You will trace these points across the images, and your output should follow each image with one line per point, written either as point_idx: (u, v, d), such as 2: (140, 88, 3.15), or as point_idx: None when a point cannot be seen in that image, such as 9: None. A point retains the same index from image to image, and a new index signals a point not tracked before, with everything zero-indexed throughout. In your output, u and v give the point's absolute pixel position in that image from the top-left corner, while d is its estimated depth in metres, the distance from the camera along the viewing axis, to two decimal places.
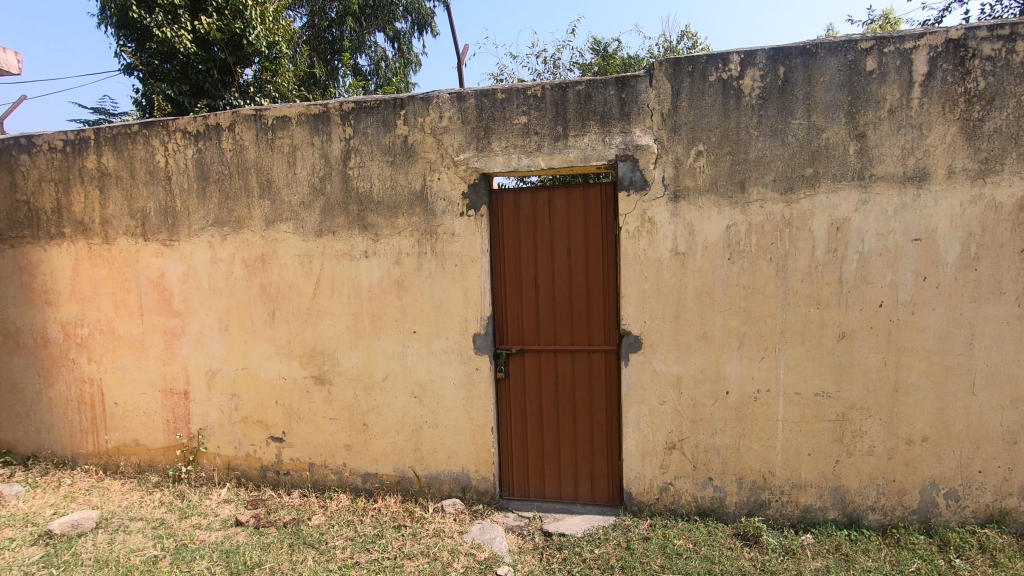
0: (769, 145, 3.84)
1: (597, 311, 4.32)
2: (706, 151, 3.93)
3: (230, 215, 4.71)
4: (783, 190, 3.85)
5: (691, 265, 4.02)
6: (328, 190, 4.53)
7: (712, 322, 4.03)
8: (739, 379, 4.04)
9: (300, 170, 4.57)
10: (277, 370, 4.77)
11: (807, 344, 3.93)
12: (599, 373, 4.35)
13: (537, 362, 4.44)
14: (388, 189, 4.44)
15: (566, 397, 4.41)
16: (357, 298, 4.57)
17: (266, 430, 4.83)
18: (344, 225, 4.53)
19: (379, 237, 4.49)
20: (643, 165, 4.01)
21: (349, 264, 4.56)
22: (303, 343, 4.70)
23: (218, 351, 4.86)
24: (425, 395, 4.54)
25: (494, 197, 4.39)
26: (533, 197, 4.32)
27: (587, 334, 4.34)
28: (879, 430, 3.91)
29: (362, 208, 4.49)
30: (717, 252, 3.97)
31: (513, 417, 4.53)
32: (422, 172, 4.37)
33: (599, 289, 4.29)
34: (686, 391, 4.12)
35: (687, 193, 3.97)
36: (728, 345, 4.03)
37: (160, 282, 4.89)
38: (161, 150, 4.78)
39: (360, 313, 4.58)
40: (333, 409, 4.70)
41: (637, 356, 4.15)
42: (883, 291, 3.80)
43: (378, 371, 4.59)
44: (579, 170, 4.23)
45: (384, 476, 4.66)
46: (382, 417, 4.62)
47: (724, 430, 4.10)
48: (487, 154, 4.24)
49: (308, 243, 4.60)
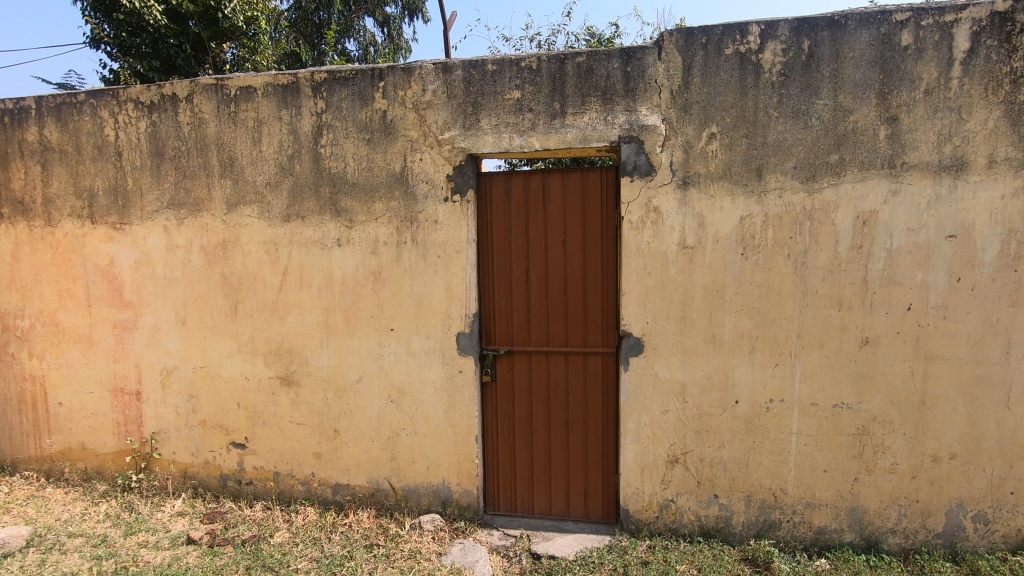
0: (791, 128, 3.44)
1: (594, 309, 3.90)
2: (719, 133, 3.52)
3: (188, 196, 4.23)
4: (804, 178, 3.45)
5: (700, 260, 3.61)
6: (297, 170, 4.06)
7: (722, 324, 3.64)
8: (750, 387, 3.66)
9: (266, 147, 4.09)
10: (239, 369, 4.31)
11: (826, 349, 3.55)
12: (595, 377, 3.95)
13: (528, 364, 4.02)
14: (364, 170, 3.98)
15: (559, 403, 4.01)
16: (329, 291, 4.12)
17: (226, 435, 4.38)
18: (314, 209, 4.07)
19: (353, 223, 4.04)
20: (648, 148, 3.59)
21: (320, 254, 4.10)
22: (268, 340, 4.24)
23: (174, 347, 4.38)
24: (402, 399, 4.11)
25: (482, 181, 3.95)
26: (525, 182, 3.89)
27: (583, 334, 3.93)
28: (903, 446, 3.54)
29: (335, 191, 4.03)
30: (729, 246, 3.58)
31: (499, 424, 4.11)
32: (402, 152, 3.92)
33: (597, 285, 3.88)
34: (691, 400, 3.73)
35: (698, 179, 3.56)
36: (739, 350, 3.64)
37: (109, 270, 4.40)
38: (110, 122, 4.27)
39: (332, 307, 4.13)
40: (301, 413, 4.26)
41: (638, 360, 3.75)
42: (912, 293, 3.43)
43: (351, 372, 4.15)
44: (577, 153, 3.80)
45: (357, 488, 4.23)
46: (354, 423, 4.18)
47: (732, 443, 3.72)
48: (475, 133, 3.79)
49: (274, 230, 4.13)
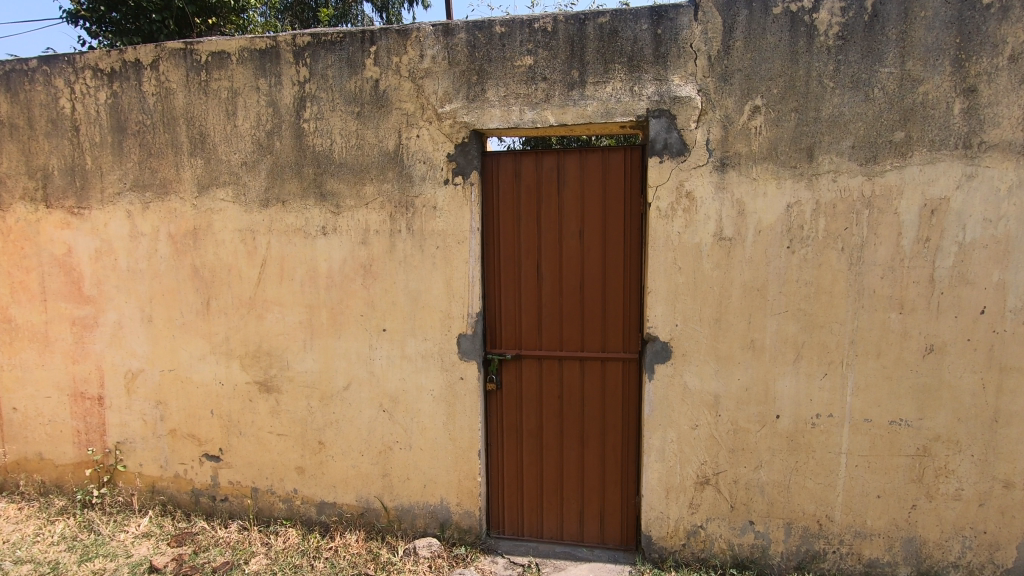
0: (849, 101, 2.96)
1: (615, 310, 3.43)
2: (764, 106, 3.03)
3: (153, 177, 3.73)
4: (863, 159, 2.97)
5: (739, 254, 3.14)
6: (277, 148, 3.57)
7: (763, 328, 3.17)
8: (794, 400, 3.20)
9: (242, 121, 3.59)
10: (213, 373, 3.83)
11: (883, 358, 3.08)
12: (614, 386, 3.48)
13: (538, 370, 3.55)
14: (354, 149, 3.49)
15: (573, 415, 3.54)
16: (313, 286, 3.64)
17: (199, 446, 3.91)
18: (296, 193, 3.58)
19: (341, 208, 3.55)
20: (680, 124, 3.10)
21: (303, 244, 3.61)
22: (245, 341, 3.76)
23: (139, 347, 3.90)
24: (395, 408, 3.63)
25: (487, 162, 3.46)
26: (537, 163, 3.40)
27: (602, 337, 3.46)
28: (969, 469, 3.08)
29: (320, 171, 3.54)
30: (773, 238, 3.10)
31: (505, 438, 3.64)
32: (396, 127, 3.42)
33: (618, 282, 3.40)
34: (726, 413, 3.27)
35: (738, 160, 3.08)
36: (782, 358, 3.17)
37: (67, 260, 3.91)
38: (66, 92, 3.77)
39: (316, 305, 3.65)
40: (282, 423, 3.78)
41: (665, 368, 3.29)
42: (987, 294, 2.95)
43: (338, 377, 3.68)
44: (597, 130, 3.32)
45: (344, 507, 3.77)
46: (342, 434, 3.72)
47: (772, 463, 3.26)
48: (480, 105, 3.30)
49: (251, 216, 3.64)
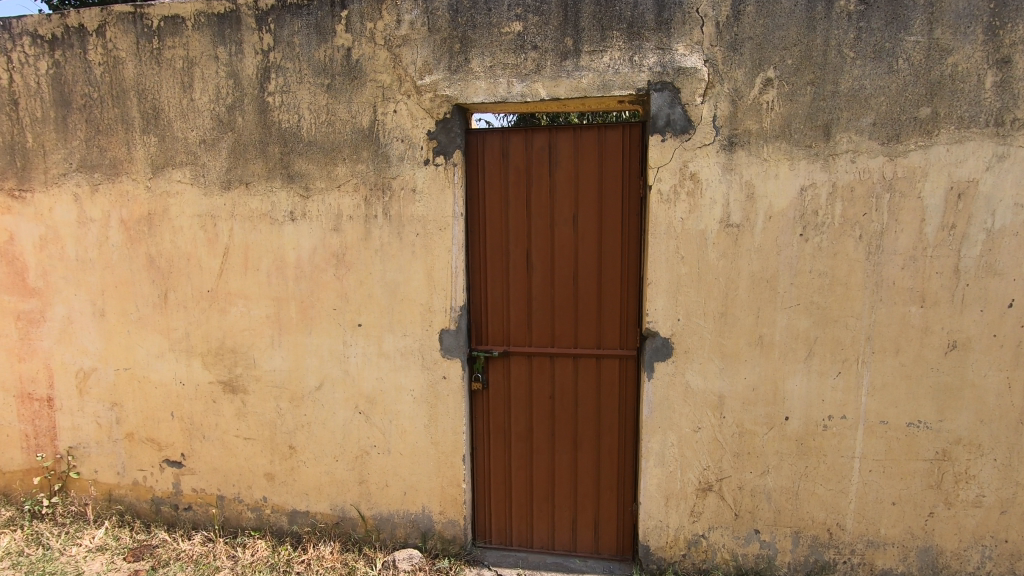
0: (870, 73, 2.68)
1: (611, 303, 3.15)
2: (777, 79, 2.74)
3: (102, 156, 3.37)
4: (885, 137, 2.71)
5: (747, 242, 2.87)
6: (239, 124, 3.22)
7: (772, 322, 2.92)
8: (805, 401, 2.95)
9: (199, 94, 3.24)
10: (173, 372, 3.51)
11: (901, 355, 2.84)
12: (611, 385, 3.21)
13: (527, 368, 3.27)
14: (324, 125, 3.16)
15: (565, 416, 3.27)
16: (281, 277, 3.31)
17: (159, 451, 3.60)
18: (261, 174, 3.24)
19: (310, 191, 3.22)
20: (685, 98, 2.81)
21: (269, 231, 3.28)
22: (207, 337, 3.44)
23: (91, 344, 3.56)
24: (372, 410, 3.34)
25: (472, 140, 3.15)
26: (527, 142, 3.10)
27: (597, 332, 3.18)
28: (992, 475, 2.86)
29: (286, 150, 3.20)
30: (784, 225, 2.83)
31: (492, 441, 3.37)
32: (371, 101, 3.10)
33: (614, 272, 3.12)
34: (731, 415, 3.02)
35: (748, 139, 2.80)
36: (792, 355, 2.92)
37: (9, 249, 3.55)
38: (3, 61, 3.39)
39: (285, 297, 3.33)
40: (249, 426, 3.47)
41: (665, 366, 3.03)
42: (1016, 286, 2.71)
43: (309, 376, 3.37)
44: (593, 105, 3.02)
45: (318, 516, 3.49)
46: (314, 438, 3.42)
47: (780, 468, 3.02)
48: (464, 77, 2.98)
49: (211, 200, 3.30)
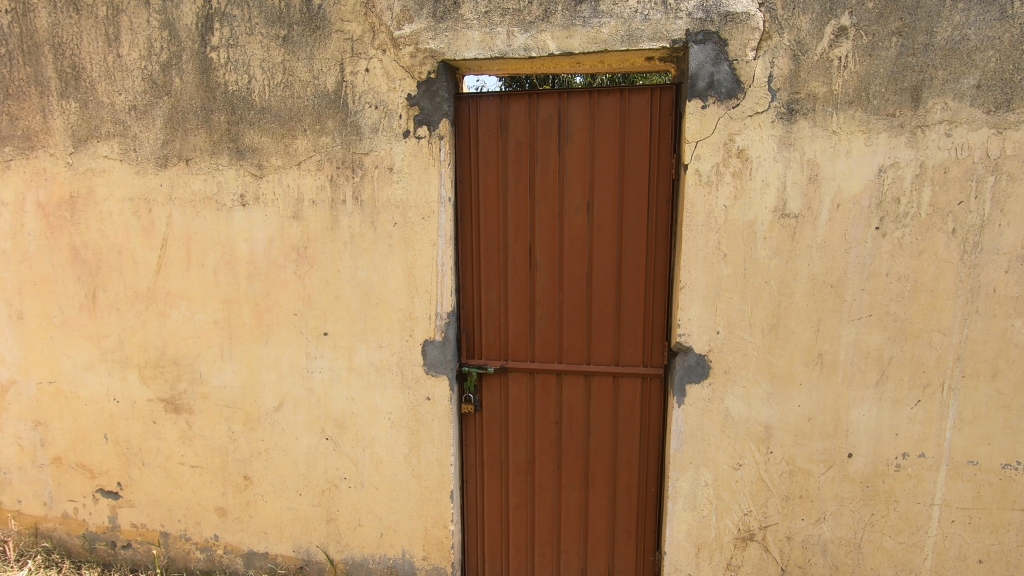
0: (976, 20, 2.07)
1: (632, 310, 2.56)
2: (853, 27, 2.14)
3: (14, 126, 2.78)
4: (992, 104, 2.11)
5: (807, 237, 2.28)
6: (177, 86, 2.62)
7: (835, 338, 2.34)
8: (873, 434, 2.38)
9: (127, 50, 2.63)
10: (105, 387, 2.93)
11: (999, 381, 2.26)
12: (630, 409, 2.64)
13: (529, 387, 2.70)
14: (280, 88, 2.55)
15: (574, 446, 2.70)
16: (229, 275, 2.72)
17: (91, 479, 3.03)
18: (204, 148, 2.64)
19: (264, 170, 2.62)
20: (733, 53, 2.21)
21: (215, 218, 2.69)
22: (144, 345, 2.86)
23: (9, 352, 2.99)
24: (341, 436, 2.77)
25: (463, 107, 2.55)
26: (530, 110, 2.50)
27: (615, 346, 2.60)
28: None
29: (234, 118, 2.60)
30: (855, 216, 2.24)
31: (486, 473, 2.80)
32: (337, 57, 2.49)
33: (637, 273, 2.53)
34: (780, 450, 2.45)
35: (812, 106, 2.20)
36: (859, 378, 2.35)
37: None
38: None
39: (235, 299, 2.74)
40: (196, 452, 2.91)
41: (699, 390, 2.46)
42: None
43: (266, 395, 2.80)
44: (614, 63, 2.41)
45: (278, 558, 2.93)
46: (273, 467, 2.85)
47: (839, 516, 2.46)
48: (452, 26, 2.37)
49: (144, 180, 2.70)
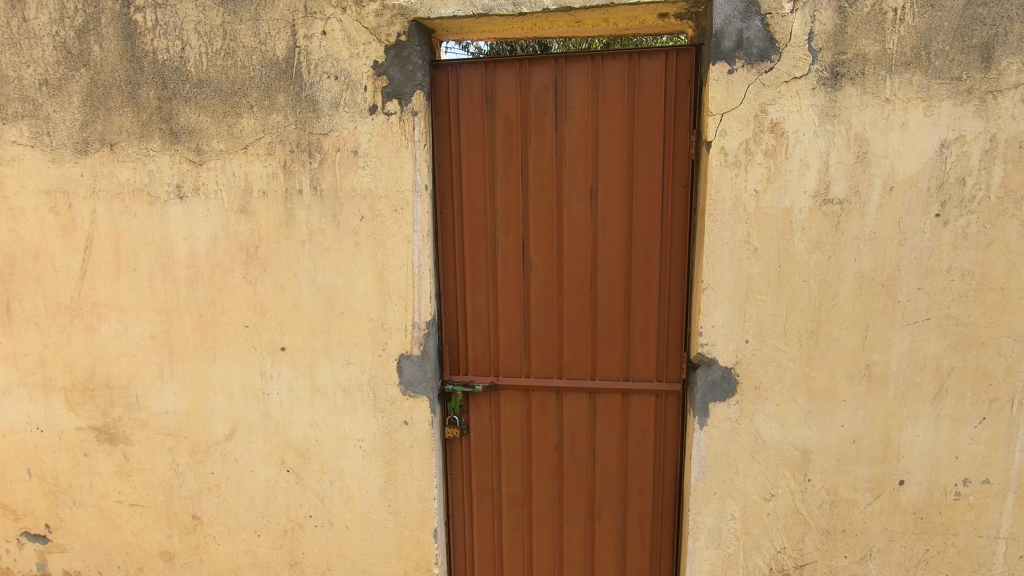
0: None
1: (644, 316, 2.18)
2: None
3: None
4: None
5: (853, 227, 1.92)
6: (95, 55, 2.18)
7: (886, 346, 1.98)
8: (929, 457, 2.03)
9: (34, 12, 2.19)
10: (25, 414, 2.49)
11: None
12: (643, 430, 2.26)
13: (524, 406, 2.31)
14: (220, 56, 2.12)
15: (577, 473, 2.32)
16: (167, 281, 2.30)
17: (14, 522, 2.59)
18: (131, 130, 2.20)
19: (203, 155, 2.19)
20: (766, 6, 1.83)
21: (147, 213, 2.25)
22: (69, 365, 2.42)
23: None
24: (305, 468, 2.36)
25: (441, 78, 2.14)
26: (522, 79, 2.10)
27: (624, 357, 2.22)
28: None
29: (166, 94, 2.16)
30: (911, 201, 1.88)
31: (476, 506, 2.42)
32: (289, 19, 2.07)
33: (650, 272, 2.15)
34: (819, 478, 2.09)
35: (861, 70, 1.83)
36: (913, 393, 1.99)
37: None
38: None
39: (175, 309, 2.32)
40: (135, 488, 2.48)
41: (724, 408, 2.09)
42: None
43: (215, 421, 2.38)
44: (622, 22, 2.02)
45: None
46: (227, 504, 2.44)
47: (888, 552, 2.10)
48: None
49: (61, 169, 2.26)
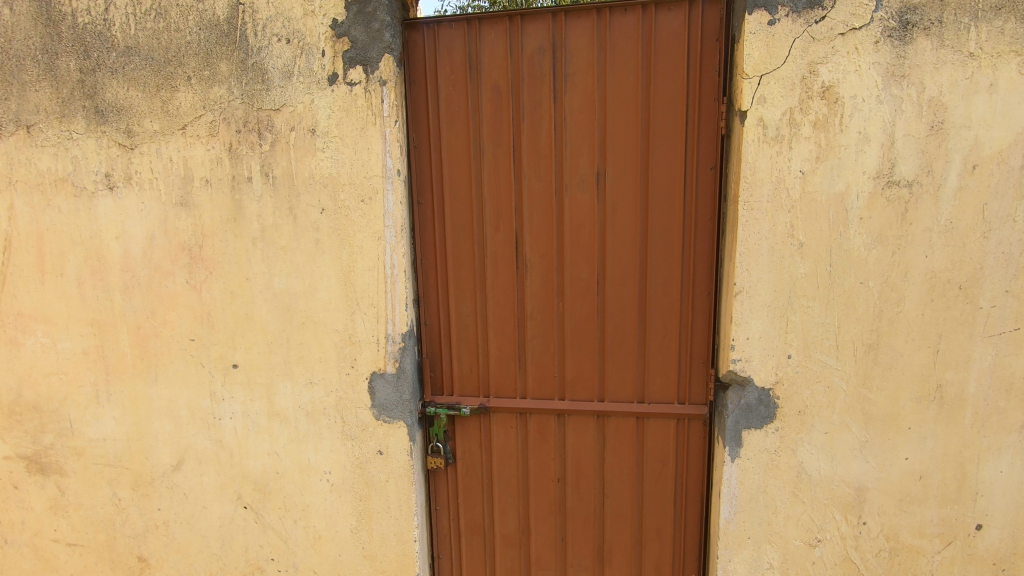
0: None
1: (662, 327, 1.81)
2: None
3: None
4: None
5: (925, 216, 1.54)
6: (5, 20, 1.83)
7: (963, 361, 1.60)
8: (1014, 497, 1.66)
9: None
10: None
11: None
12: (661, 461, 1.90)
13: (520, 432, 1.96)
14: (151, 18, 1.77)
15: (583, 510, 1.97)
16: (99, 287, 1.95)
17: None
18: (50, 109, 1.86)
19: (135, 138, 1.84)
20: None
21: (73, 208, 1.91)
22: None
23: None
24: (264, 504, 2.02)
25: (416, 41, 1.78)
26: (512, 40, 1.73)
27: (638, 375, 1.86)
28: None
29: (88, 64, 1.81)
30: (999, 182, 1.50)
31: (465, 547, 2.06)
32: None
33: (669, 274, 1.78)
34: (877, 521, 1.72)
35: (937, 17, 1.46)
36: (996, 419, 1.62)
37: None
38: None
39: (110, 320, 1.97)
40: (72, 526, 2.15)
41: (760, 437, 1.73)
42: None
43: (160, 450, 2.04)
44: None
45: None
46: (177, 544, 2.10)
47: None
48: None
49: None
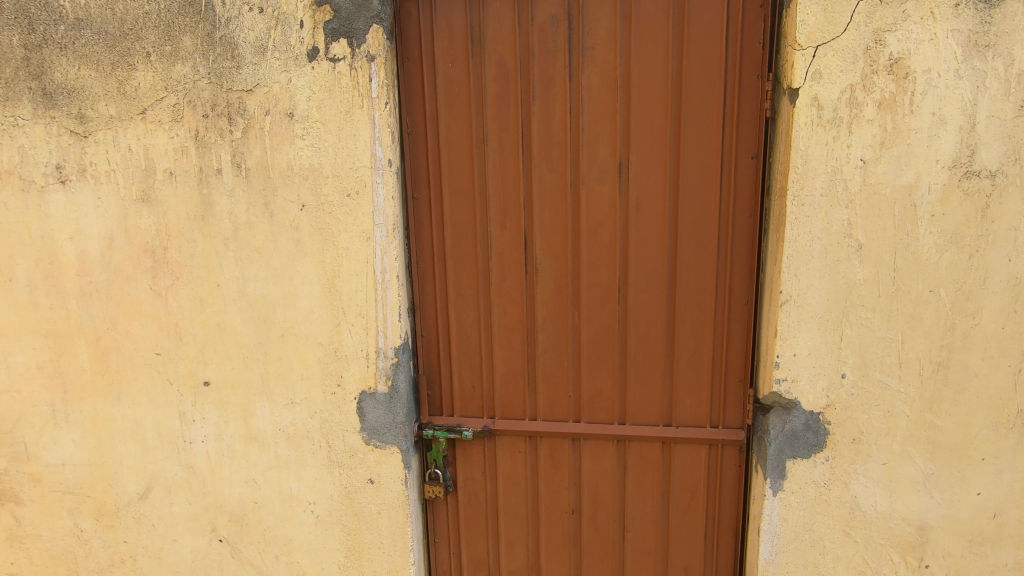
0: None
1: (693, 340, 1.58)
2: None
3: None
4: None
5: (1009, 212, 1.31)
6: None
7: None
8: None
9: None
10: None
11: None
12: (690, 491, 1.67)
13: (529, 458, 1.73)
14: None
15: (601, 545, 1.74)
16: (52, 294, 1.72)
17: None
18: None
19: (88, 124, 1.60)
20: None
21: (21, 204, 1.68)
22: None
23: None
24: (242, 538, 1.80)
25: (409, 11, 1.54)
26: (521, 9, 1.50)
27: (665, 395, 1.63)
28: None
29: (33, 39, 1.58)
30: None
31: None
32: None
33: (701, 279, 1.54)
34: (943, 565, 1.49)
35: None
36: None
37: None
38: None
39: (65, 331, 1.74)
40: (29, 559, 1.92)
41: (807, 468, 1.50)
42: None
43: (125, 476, 1.82)
44: None
45: None
46: None
47: None
48: None
49: None
